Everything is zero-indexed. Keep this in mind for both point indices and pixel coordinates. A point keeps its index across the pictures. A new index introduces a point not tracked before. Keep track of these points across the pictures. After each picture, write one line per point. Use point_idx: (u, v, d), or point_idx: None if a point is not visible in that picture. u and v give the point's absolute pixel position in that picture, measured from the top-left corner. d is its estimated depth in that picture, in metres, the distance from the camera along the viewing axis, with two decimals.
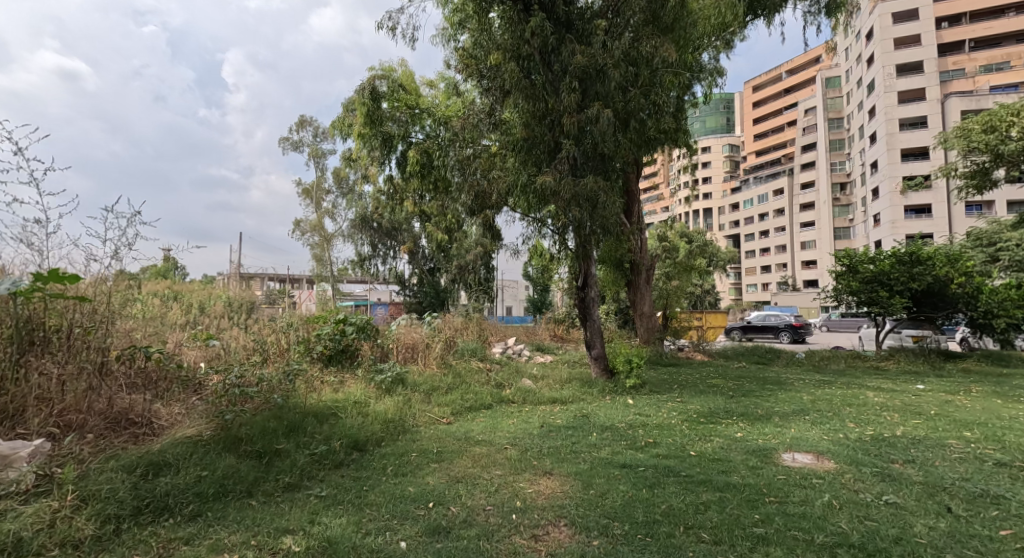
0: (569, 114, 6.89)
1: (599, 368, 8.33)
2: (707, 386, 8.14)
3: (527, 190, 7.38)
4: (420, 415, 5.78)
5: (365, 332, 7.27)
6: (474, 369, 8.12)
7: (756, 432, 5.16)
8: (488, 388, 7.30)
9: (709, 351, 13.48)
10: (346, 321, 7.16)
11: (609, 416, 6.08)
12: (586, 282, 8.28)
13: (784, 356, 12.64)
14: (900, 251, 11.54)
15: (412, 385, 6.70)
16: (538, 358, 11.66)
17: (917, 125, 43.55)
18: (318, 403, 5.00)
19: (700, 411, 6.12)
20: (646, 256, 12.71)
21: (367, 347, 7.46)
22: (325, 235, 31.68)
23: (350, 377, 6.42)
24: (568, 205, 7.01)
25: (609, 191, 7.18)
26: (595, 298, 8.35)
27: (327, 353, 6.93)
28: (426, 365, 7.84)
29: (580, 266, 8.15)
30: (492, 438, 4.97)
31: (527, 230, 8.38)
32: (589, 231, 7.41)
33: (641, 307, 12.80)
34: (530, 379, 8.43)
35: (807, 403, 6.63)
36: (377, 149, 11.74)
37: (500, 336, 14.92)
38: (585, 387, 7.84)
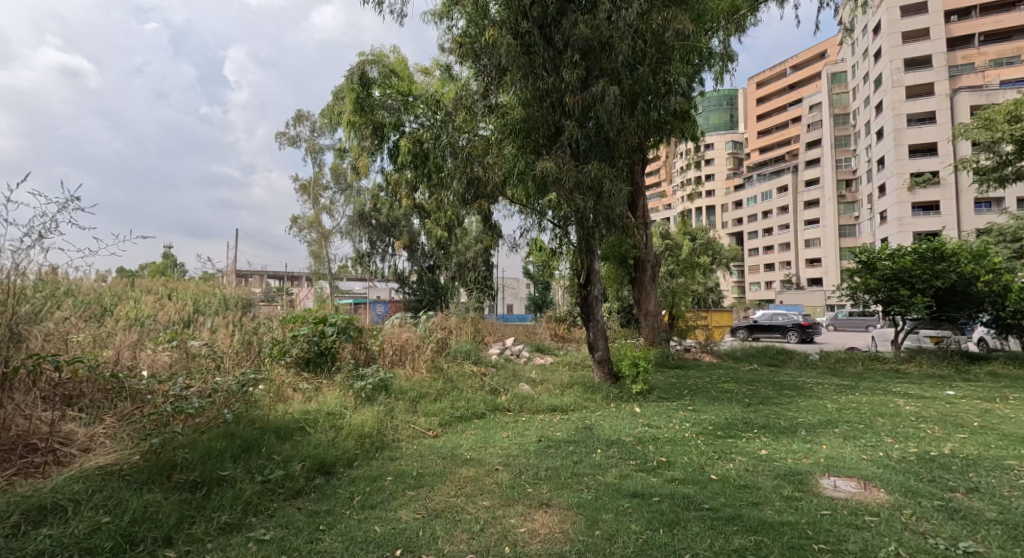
0: (572, 93, 6.30)
1: (603, 372, 7.69)
2: (720, 392, 7.50)
3: (525, 179, 6.76)
4: (403, 428, 5.16)
5: (347, 332, 6.65)
6: (467, 374, 7.49)
7: (783, 449, 4.53)
8: (482, 395, 6.68)
9: (716, 352, 12.83)
10: (327, 321, 6.56)
11: (615, 428, 5.46)
12: (588, 278, 7.66)
13: (797, 358, 12.00)
14: (921, 247, 10.88)
15: (397, 392, 6.08)
16: (537, 360, 11.03)
17: (926, 121, 42.75)
18: (282, 417, 4.40)
19: (716, 423, 5.49)
20: (651, 252, 12.09)
21: (350, 350, 6.84)
22: (323, 231, 31.08)
23: (326, 384, 5.80)
24: (571, 194, 6.39)
25: (614, 178, 6.57)
26: (598, 295, 7.73)
27: (304, 356, 6.34)
28: (415, 369, 7.21)
29: (582, 261, 7.55)
30: (481, 457, 4.35)
31: (525, 223, 7.74)
32: (593, 224, 6.80)
33: (646, 306, 12.17)
34: (528, 384, 7.81)
35: (834, 412, 6.00)
36: (368, 138, 11.11)
37: (499, 336, 14.31)
38: (587, 393, 7.21)
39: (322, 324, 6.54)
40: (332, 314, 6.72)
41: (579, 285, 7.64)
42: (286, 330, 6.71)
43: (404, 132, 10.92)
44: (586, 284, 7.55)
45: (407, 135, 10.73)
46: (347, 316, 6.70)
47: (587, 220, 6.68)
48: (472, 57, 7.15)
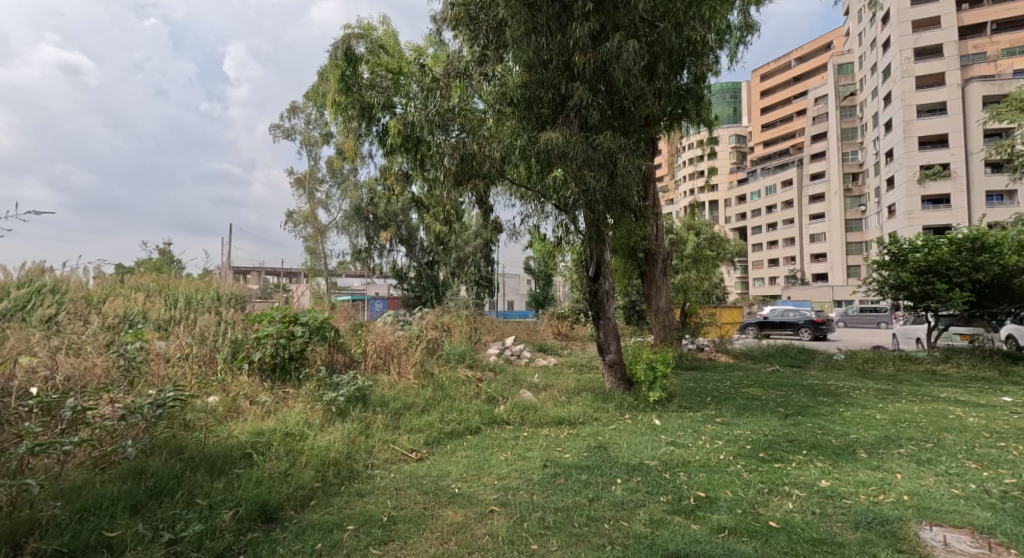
0: (582, 53, 5.41)
1: (614, 377, 6.79)
2: (748, 400, 6.61)
3: (526, 155, 5.84)
4: (380, 449, 4.29)
5: (322, 333, 5.74)
6: (460, 380, 6.58)
7: (849, 479, 3.64)
8: (477, 405, 5.80)
9: (733, 351, 11.92)
10: (298, 320, 5.64)
11: (634, 449, 4.58)
12: (598, 271, 6.77)
13: (820, 357, 11.10)
14: (958, 237, 9.97)
15: (377, 404, 5.19)
16: (540, 361, 10.14)
17: (936, 112, 41.72)
18: (222, 443, 3.52)
19: (755, 443, 4.61)
20: (662, 244, 11.23)
21: (323, 354, 5.93)
22: (318, 226, 30.12)
23: (292, 396, 4.90)
24: (579, 172, 5.48)
25: (631, 153, 5.64)
26: (610, 291, 6.83)
27: (270, 362, 5.44)
28: (400, 375, 6.31)
29: (592, 251, 6.65)
30: (473, 493, 3.46)
31: (527, 208, 6.84)
32: (605, 208, 5.87)
33: (656, 302, 11.29)
34: (529, 390, 6.94)
35: (890, 427, 5.10)
36: (355, 120, 10.17)
37: (498, 336, 13.41)
38: (597, 402, 6.32)
39: (293, 323, 5.65)
40: (304, 311, 5.81)
41: (587, 280, 6.74)
42: (251, 331, 5.80)
43: (395, 113, 10.00)
44: (596, 278, 6.64)
45: (397, 115, 9.79)
46: (321, 314, 5.78)
47: (598, 203, 5.75)
48: (466, 19, 6.25)
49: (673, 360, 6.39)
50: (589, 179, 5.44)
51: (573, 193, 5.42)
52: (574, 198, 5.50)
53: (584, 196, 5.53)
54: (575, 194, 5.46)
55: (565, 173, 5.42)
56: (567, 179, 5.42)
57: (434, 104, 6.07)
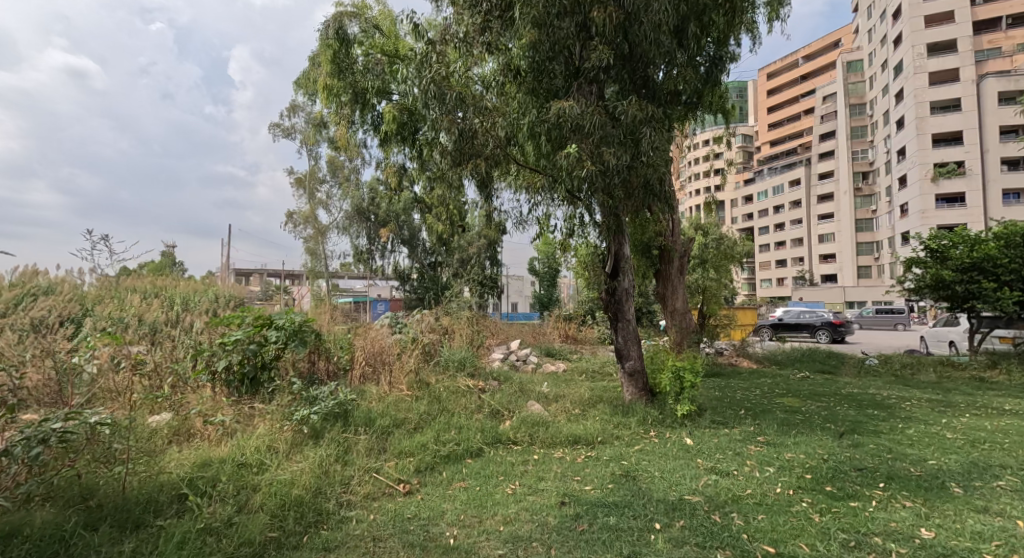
0: (602, 8, 4.61)
1: (635, 388, 5.99)
2: (789, 413, 5.79)
3: (536, 131, 5.05)
4: (361, 480, 3.51)
5: (300, 339, 4.83)
6: (459, 391, 5.78)
7: (956, 527, 2.81)
8: (480, 422, 5.03)
9: (755, 355, 11.10)
10: (272, 324, 4.72)
11: (669, 479, 3.78)
12: (616, 266, 5.98)
13: (851, 363, 10.25)
14: (1005, 232, 9.11)
15: (362, 422, 4.41)
16: (548, 368, 9.35)
17: (949, 109, 40.74)
18: (147, 485, 2.76)
19: (816, 471, 3.79)
20: (679, 240, 10.42)
21: (300, 363, 5.14)
22: (319, 226, 29.44)
23: (259, 413, 4.12)
24: (597, 148, 4.69)
25: (658, 127, 4.84)
26: (630, 291, 6.04)
27: (237, 371, 4.60)
28: (391, 386, 5.53)
29: (610, 244, 5.87)
30: (471, 549, 2.67)
31: (535, 196, 6.04)
32: (626, 193, 5.07)
33: (672, 302, 10.50)
34: (539, 402, 6.15)
35: (971, 449, 4.27)
36: (347, 107, 9.41)
37: (503, 341, 12.60)
38: (616, 416, 5.53)
39: (265, 328, 4.73)
40: (278, 313, 4.94)
41: (602, 278, 5.94)
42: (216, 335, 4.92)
43: (391, 99, 9.22)
44: (612, 277, 5.83)
45: (393, 100, 9.02)
46: (299, 317, 4.88)
47: (619, 186, 4.94)
48: None
49: (703, 367, 5.58)
50: (608, 157, 4.64)
51: (589, 173, 4.62)
52: (589, 179, 4.69)
53: (603, 177, 4.73)
54: (592, 174, 4.66)
55: (580, 149, 4.64)
56: (583, 156, 4.63)
57: (429, 71, 5.24)
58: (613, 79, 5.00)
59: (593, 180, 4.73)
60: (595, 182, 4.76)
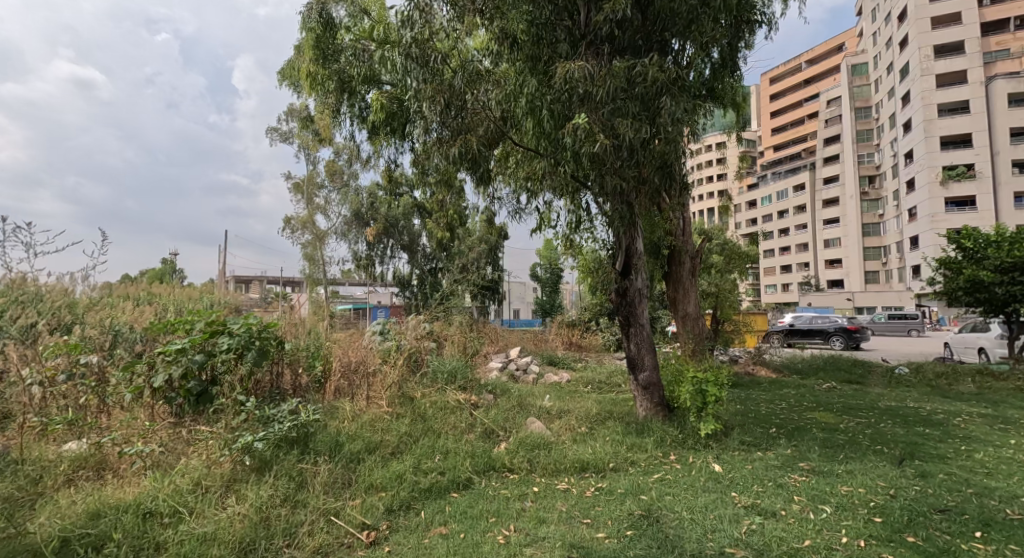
0: None
1: (650, 403, 5.22)
2: (829, 432, 5.01)
3: (537, 104, 4.35)
4: (313, 527, 2.76)
5: (258, 348, 4.04)
6: (448, 406, 5.04)
7: None
8: (470, 445, 4.28)
9: (773, 364, 10.31)
10: (225, 330, 3.93)
11: (702, 522, 3.02)
12: (628, 263, 5.25)
13: (879, 372, 9.46)
14: None
15: (328, 447, 3.67)
16: (550, 378, 8.61)
17: (958, 111, 40.03)
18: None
19: (888, 513, 3.02)
20: (690, 240, 9.71)
21: (260, 376, 4.39)
22: (317, 231, 28.80)
23: (199, 437, 3.37)
24: (610, 119, 4.01)
25: (680, 95, 4.14)
26: (644, 292, 5.29)
27: (180, 386, 3.82)
28: (369, 402, 4.79)
29: (620, 237, 5.15)
30: None
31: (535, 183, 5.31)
32: (643, 175, 4.38)
33: (683, 307, 9.74)
34: (541, 419, 5.40)
35: None
36: (333, 97, 8.73)
37: (503, 350, 11.82)
38: (631, 437, 4.76)
39: (216, 334, 3.94)
40: (234, 317, 4.16)
41: (611, 277, 5.20)
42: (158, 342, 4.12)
43: (380, 88, 8.54)
44: (621, 276, 5.08)
45: (381, 88, 8.36)
46: (257, 321, 4.08)
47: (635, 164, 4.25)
48: None
49: (730, 379, 4.83)
50: (622, 130, 3.94)
51: (601, 147, 3.92)
52: (601, 154, 4.01)
53: (617, 154, 4.05)
54: (604, 149, 3.97)
55: (589, 119, 3.95)
56: (594, 128, 3.94)
57: (412, 32, 4.54)
58: (626, 42, 4.31)
59: (606, 157, 4.04)
60: (607, 159, 4.07)
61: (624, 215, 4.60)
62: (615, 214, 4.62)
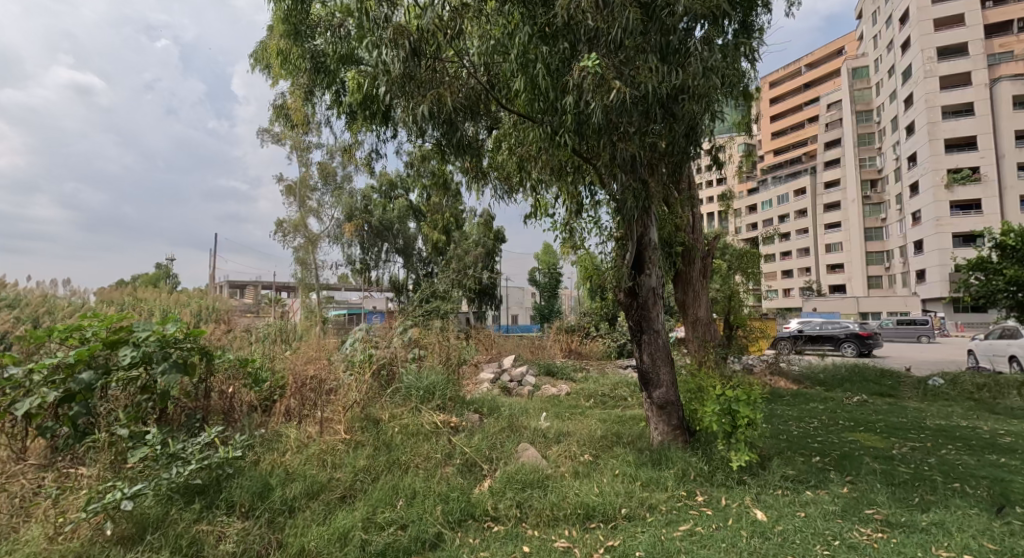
0: None
1: (668, 427, 4.32)
2: (886, 463, 4.10)
3: (531, 54, 3.54)
4: None
5: (174, 361, 3.20)
6: (424, 430, 4.15)
7: None
8: (444, 485, 3.39)
9: (791, 373, 9.42)
10: (128, 339, 3.09)
11: None
12: (638, 257, 4.38)
13: (910, 384, 8.58)
14: None
15: (250, 493, 2.79)
16: (548, 390, 7.74)
17: (962, 113, 39.39)
18: None
19: None
20: (701, 238, 8.89)
21: (178, 403, 3.54)
22: (309, 234, 27.96)
23: (77, 487, 2.60)
24: (625, 66, 3.26)
25: (708, 43, 3.45)
26: (657, 292, 4.41)
27: (63, 413, 2.93)
28: (325, 425, 3.90)
29: (630, 226, 4.28)
30: None
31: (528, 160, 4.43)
32: (662, 142, 3.61)
33: (694, 312, 8.88)
34: (537, 445, 4.52)
35: None
36: (307, 81, 7.89)
37: (496, 359, 10.92)
38: (648, 472, 3.85)
39: (117, 344, 3.09)
40: (145, 322, 3.32)
41: (618, 273, 4.30)
42: (39, 356, 3.21)
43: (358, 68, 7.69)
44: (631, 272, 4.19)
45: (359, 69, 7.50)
46: (174, 328, 3.25)
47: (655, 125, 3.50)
48: None
49: (765, 396, 3.97)
50: (644, 77, 3.20)
51: (618, 98, 3.12)
52: (618, 107, 3.21)
53: (637, 110, 3.28)
54: (621, 102, 3.18)
55: (601, 63, 3.16)
56: (607, 74, 3.15)
57: None
58: None
59: (622, 112, 3.25)
60: (623, 116, 3.28)
61: (638, 191, 3.72)
62: (626, 190, 3.70)
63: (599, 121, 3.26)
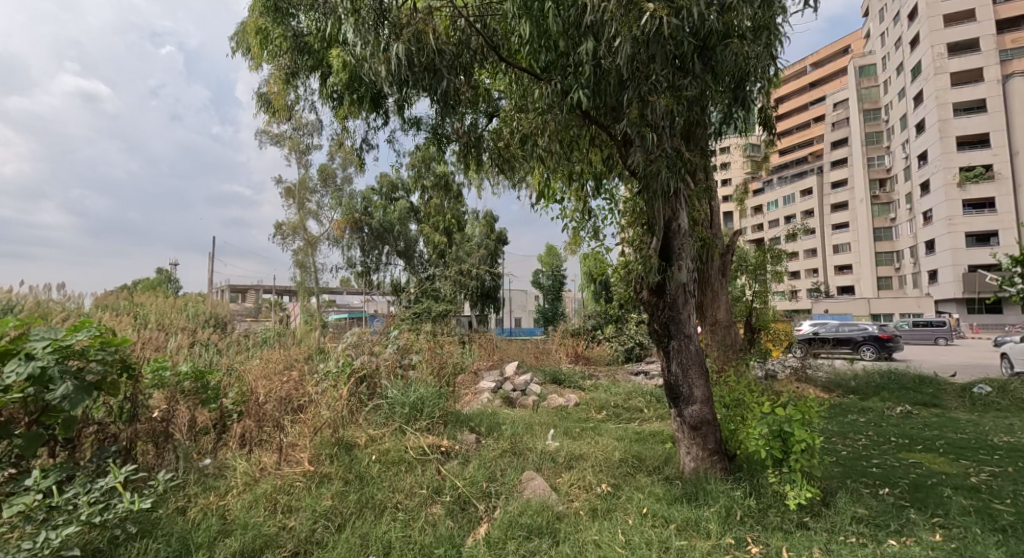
0: None
1: (703, 453, 3.58)
2: (975, 498, 3.34)
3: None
4: None
5: (79, 380, 2.48)
6: (409, 459, 3.41)
7: None
8: (427, 534, 2.67)
9: (820, 380, 8.64)
10: (19, 351, 2.40)
11: None
12: (666, 247, 3.67)
13: (952, 392, 7.80)
14: None
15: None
16: (555, 401, 7.02)
17: (974, 110, 38.49)
18: None
19: None
20: (720, 232, 8.16)
21: (94, 435, 2.79)
22: (307, 237, 27.35)
23: None
24: None
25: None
26: (689, 290, 3.69)
27: None
28: (284, 456, 3.18)
29: (657, 210, 3.58)
30: None
31: (530, 131, 3.75)
32: (699, 97, 3.07)
33: (712, 313, 8.16)
34: (544, 473, 3.77)
35: None
36: (287, 65, 7.21)
37: (497, 366, 10.16)
38: (683, 511, 3.12)
39: (5, 358, 2.40)
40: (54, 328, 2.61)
41: (643, 267, 3.56)
42: None
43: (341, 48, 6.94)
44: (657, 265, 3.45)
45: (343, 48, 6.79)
46: (82, 336, 2.49)
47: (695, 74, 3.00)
48: None
49: (821, 416, 3.32)
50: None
51: (652, 24, 2.60)
52: (650, 39, 2.70)
53: (673, 45, 2.77)
54: (660, 31, 2.66)
55: None
56: None
57: None
58: None
59: (654, 47, 2.73)
60: (657, 55, 2.78)
61: (676, 155, 3.08)
62: (660, 153, 3.04)
63: (625, 63, 2.76)
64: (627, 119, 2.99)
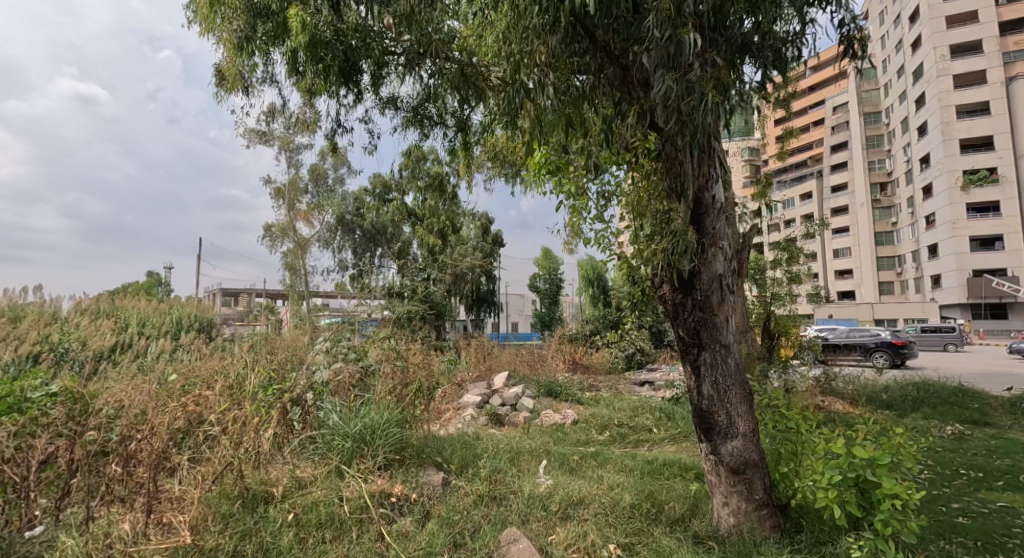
0: None
1: (747, 501, 2.64)
2: None
3: None
4: None
5: None
6: (334, 527, 2.41)
7: None
8: None
9: (847, 392, 7.71)
10: None
11: None
12: (698, 221, 2.74)
13: (1001, 408, 6.86)
14: None
15: None
16: (551, 418, 6.05)
17: (977, 113, 37.72)
18: None
19: None
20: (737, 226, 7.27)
21: None
22: (296, 239, 26.35)
23: None
24: None
25: None
26: (726, 285, 2.77)
27: None
28: (154, 531, 2.19)
29: (687, 171, 2.67)
30: None
31: (521, 62, 2.90)
32: None
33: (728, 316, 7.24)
34: (528, 531, 2.80)
35: None
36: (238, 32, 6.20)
37: (487, 375, 9.21)
38: None
39: None
40: None
41: (671, 250, 2.59)
42: None
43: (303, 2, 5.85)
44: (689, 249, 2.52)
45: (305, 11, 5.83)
46: None
47: None
48: None
49: (915, 461, 2.43)
50: None
51: None
52: None
53: None
54: None
55: None
56: None
57: None
58: None
59: None
60: None
61: (721, 75, 2.35)
62: (699, 71, 2.31)
63: None
64: (656, 14, 2.23)
